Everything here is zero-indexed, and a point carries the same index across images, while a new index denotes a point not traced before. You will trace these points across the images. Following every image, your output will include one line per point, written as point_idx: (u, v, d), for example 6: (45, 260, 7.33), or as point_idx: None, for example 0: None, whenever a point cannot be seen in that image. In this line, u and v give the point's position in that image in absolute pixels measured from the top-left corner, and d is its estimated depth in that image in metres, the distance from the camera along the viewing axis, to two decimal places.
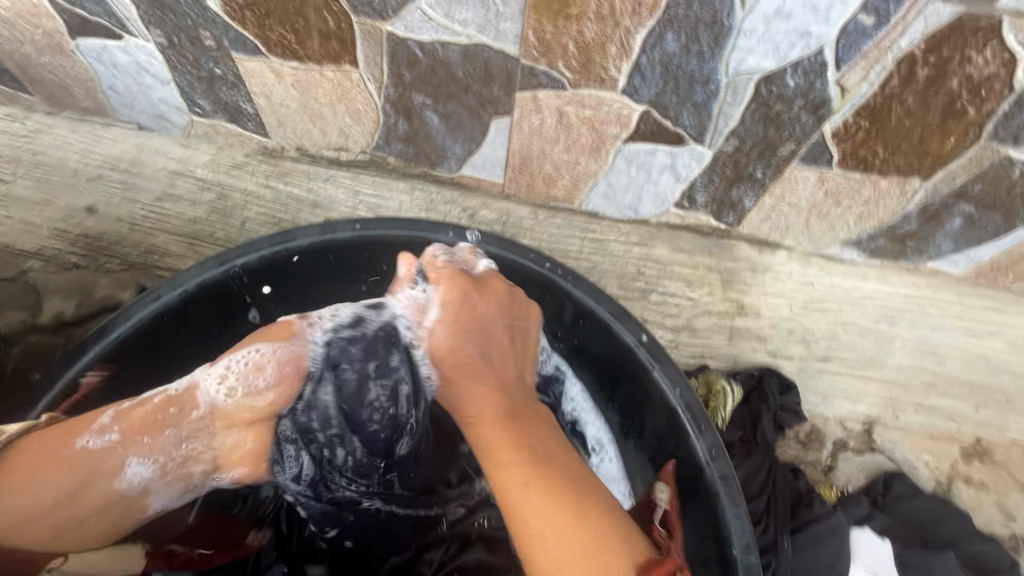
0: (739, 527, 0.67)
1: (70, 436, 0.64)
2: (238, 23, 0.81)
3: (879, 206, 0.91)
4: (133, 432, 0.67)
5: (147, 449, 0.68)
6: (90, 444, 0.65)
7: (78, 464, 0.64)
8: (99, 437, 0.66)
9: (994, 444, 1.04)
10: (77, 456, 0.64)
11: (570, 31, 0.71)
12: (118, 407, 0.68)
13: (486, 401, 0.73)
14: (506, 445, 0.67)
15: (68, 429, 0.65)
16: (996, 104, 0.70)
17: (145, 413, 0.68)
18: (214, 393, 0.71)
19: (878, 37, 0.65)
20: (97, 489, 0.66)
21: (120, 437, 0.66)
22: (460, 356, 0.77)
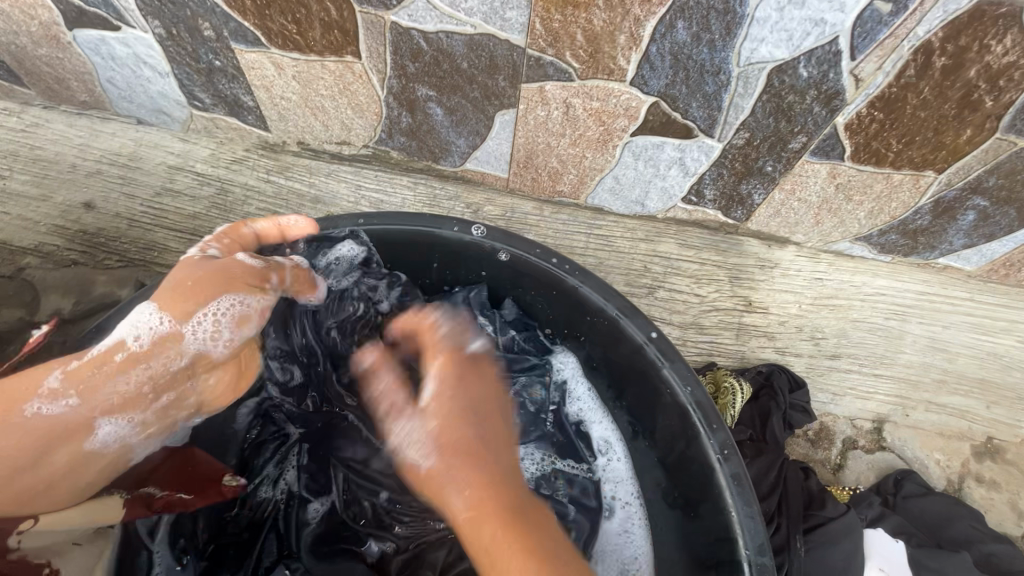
0: (752, 528, 0.66)
1: (21, 403, 0.58)
2: (238, 13, 0.80)
3: (891, 200, 0.89)
4: (94, 392, 0.60)
5: (115, 404, 0.60)
6: (43, 411, 0.58)
7: (32, 431, 0.58)
8: (53, 403, 0.59)
9: (1006, 443, 1.03)
10: (33, 423, 0.58)
11: (578, 20, 0.70)
12: (65, 367, 0.61)
13: (484, 504, 0.63)
14: (507, 534, 0.60)
15: (16, 398, 0.59)
16: (1015, 95, 0.68)
17: (99, 371, 0.60)
18: (202, 337, 0.63)
19: (895, 25, 0.63)
20: (66, 446, 0.59)
21: (79, 400, 0.59)
22: (456, 435, 0.68)
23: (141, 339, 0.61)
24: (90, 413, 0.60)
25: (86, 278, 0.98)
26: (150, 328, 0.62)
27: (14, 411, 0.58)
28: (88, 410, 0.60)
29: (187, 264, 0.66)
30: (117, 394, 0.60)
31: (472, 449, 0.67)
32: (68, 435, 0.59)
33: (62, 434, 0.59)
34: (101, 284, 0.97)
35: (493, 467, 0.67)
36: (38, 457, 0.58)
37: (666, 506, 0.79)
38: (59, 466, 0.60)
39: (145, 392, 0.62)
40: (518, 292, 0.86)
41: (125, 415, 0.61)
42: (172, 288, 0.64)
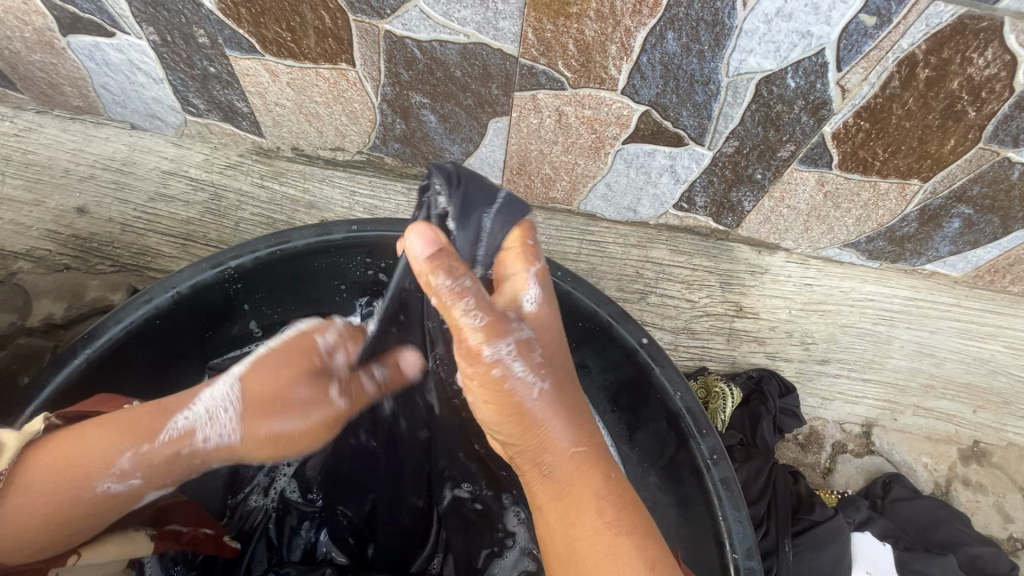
0: (741, 533, 0.66)
1: (88, 479, 0.58)
2: (233, 21, 0.80)
3: (878, 208, 0.91)
4: (157, 477, 0.61)
5: (168, 482, 0.63)
6: (112, 489, 0.59)
7: (94, 509, 0.59)
8: (120, 482, 0.59)
9: (991, 446, 1.04)
10: (103, 498, 0.59)
11: (570, 30, 0.70)
12: (136, 450, 0.59)
13: (589, 459, 0.61)
14: (587, 480, 0.60)
15: (81, 470, 0.57)
16: (995, 106, 0.69)
17: (172, 457, 0.61)
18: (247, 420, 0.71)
19: (880, 38, 0.64)
20: (116, 511, 0.61)
21: (143, 480, 0.60)
22: (555, 374, 0.65)
23: (213, 441, 0.62)
24: (145, 488, 0.61)
25: (78, 283, 0.97)
26: (227, 432, 0.62)
27: (85, 487, 0.58)
28: (144, 485, 0.61)
29: (308, 354, 0.67)
30: (171, 478, 0.62)
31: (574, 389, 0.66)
32: (121, 504, 0.61)
33: (119, 504, 0.60)
34: (93, 288, 0.97)
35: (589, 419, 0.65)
36: (92, 520, 0.60)
37: (659, 513, 0.79)
38: (107, 523, 0.62)
39: (188, 475, 0.64)
40: None
41: (168, 489, 0.64)
42: (258, 396, 0.63)
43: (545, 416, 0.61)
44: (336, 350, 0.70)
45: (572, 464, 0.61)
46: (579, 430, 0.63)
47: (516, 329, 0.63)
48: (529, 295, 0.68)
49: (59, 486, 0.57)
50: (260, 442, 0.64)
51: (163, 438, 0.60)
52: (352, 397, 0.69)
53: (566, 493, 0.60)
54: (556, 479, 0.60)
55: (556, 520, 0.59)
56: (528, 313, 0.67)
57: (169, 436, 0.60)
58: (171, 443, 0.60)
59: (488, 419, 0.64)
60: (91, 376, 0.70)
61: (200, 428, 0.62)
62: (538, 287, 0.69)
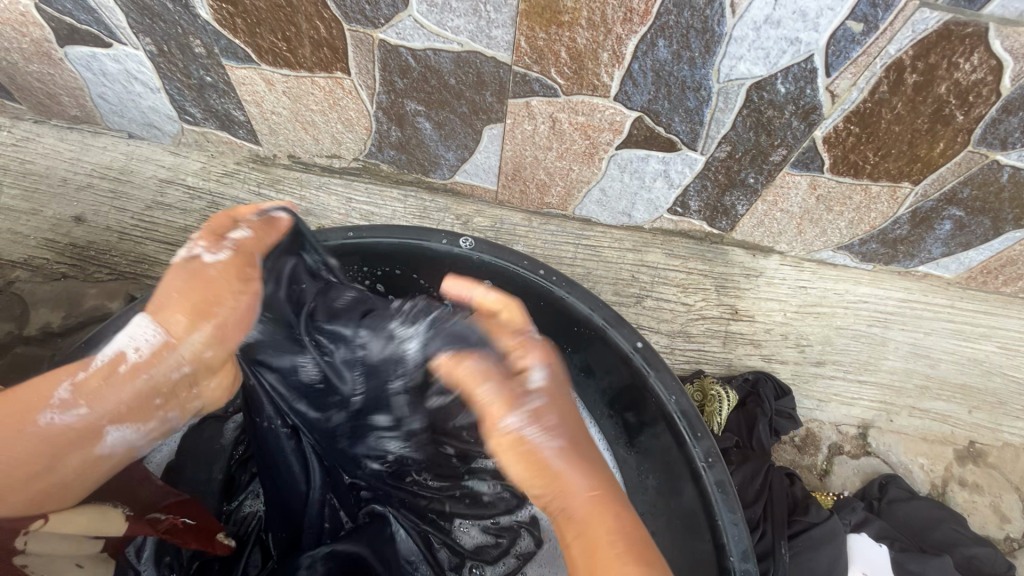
0: (737, 535, 0.67)
1: (33, 411, 0.54)
2: (229, 31, 0.81)
3: (870, 211, 0.91)
4: (105, 402, 0.56)
5: (125, 412, 0.57)
6: (56, 420, 0.54)
7: (45, 443, 0.54)
8: (64, 413, 0.54)
9: (987, 447, 1.05)
10: (46, 435, 0.54)
11: (562, 38, 0.71)
12: (74, 379, 0.56)
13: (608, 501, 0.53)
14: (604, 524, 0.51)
15: (25, 404, 0.54)
16: (983, 110, 0.70)
17: (110, 380, 0.56)
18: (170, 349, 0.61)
19: (867, 44, 0.65)
20: (78, 451, 0.55)
21: (90, 409, 0.55)
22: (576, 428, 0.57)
23: (146, 352, 0.57)
24: (100, 421, 0.56)
25: (75, 292, 0.96)
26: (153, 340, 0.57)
27: (27, 420, 0.53)
28: (99, 418, 0.56)
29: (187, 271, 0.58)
30: (130, 402, 0.57)
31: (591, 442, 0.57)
32: (78, 441, 0.55)
33: (75, 439, 0.55)
34: (90, 297, 0.96)
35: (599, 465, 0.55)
36: (51, 464, 0.54)
37: (657, 516, 0.80)
38: (66, 467, 0.55)
39: (153, 401, 0.58)
40: None
41: (134, 422, 0.58)
42: (168, 292, 0.58)
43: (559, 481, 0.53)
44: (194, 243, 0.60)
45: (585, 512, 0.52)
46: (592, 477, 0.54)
47: (530, 397, 0.55)
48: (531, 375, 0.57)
49: (9, 439, 0.53)
50: (195, 337, 0.58)
51: (96, 365, 0.56)
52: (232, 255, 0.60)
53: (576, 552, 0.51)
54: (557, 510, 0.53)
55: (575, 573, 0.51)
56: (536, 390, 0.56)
57: (99, 361, 0.56)
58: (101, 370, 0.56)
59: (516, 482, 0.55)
60: None
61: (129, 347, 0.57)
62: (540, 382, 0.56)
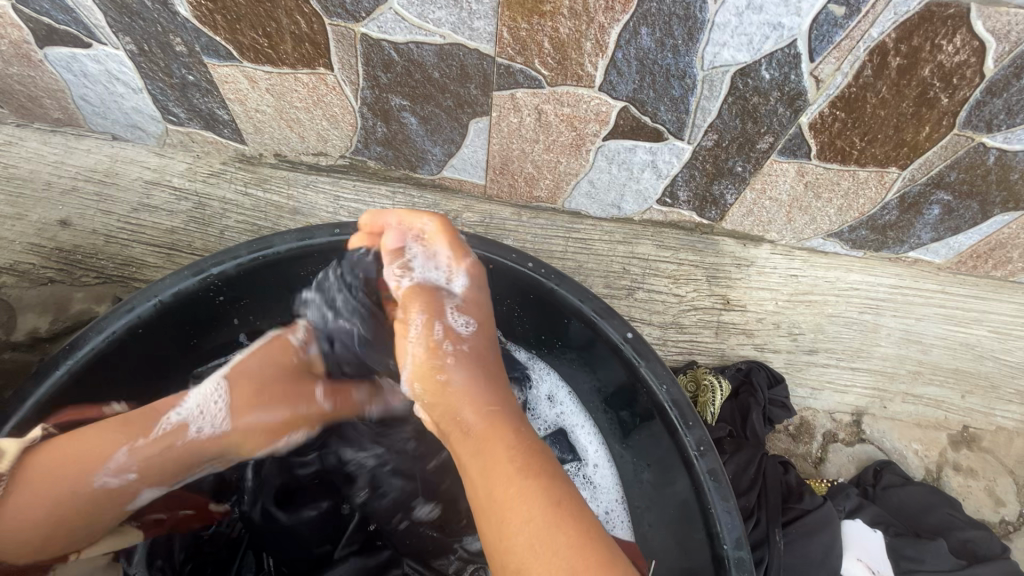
0: (729, 524, 0.66)
1: (89, 474, 0.63)
2: (209, 28, 0.80)
3: (859, 197, 0.91)
4: (155, 471, 0.67)
5: (160, 480, 0.68)
6: (107, 482, 0.64)
7: (94, 501, 0.64)
8: (114, 476, 0.64)
9: (981, 431, 1.05)
10: (99, 491, 0.64)
11: (544, 28, 0.71)
12: (131, 445, 0.65)
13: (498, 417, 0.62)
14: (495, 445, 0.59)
15: (84, 463, 0.62)
16: (967, 92, 0.70)
17: (165, 451, 0.67)
18: (205, 419, 0.69)
19: (850, 27, 0.65)
20: (111, 507, 0.66)
21: (138, 476, 0.65)
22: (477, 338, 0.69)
23: (203, 433, 0.69)
24: (138, 485, 0.66)
25: (62, 296, 0.97)
26: (215, 424, 0.69)
27: (81, 483, 0.62)
28: (140, 483, 0.66)
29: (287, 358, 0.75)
30: (180, 468, 0.69)
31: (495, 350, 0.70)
32: (115, 499, 0.65)
33: (113, 497, 0.65)
34: (77, 301, 0.97)
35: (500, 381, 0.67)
36: (88, 515, 0.65)
37: (651, 509, 0.81)
38: (101, 520, 0.67)
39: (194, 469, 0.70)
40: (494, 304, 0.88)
41: (165, 486, 0.69)
42: (251, 390, 0.71)
43: (451, 390, 0.64)
44: (308, 344, 0.78)
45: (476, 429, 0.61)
46: (489, 394, 0.64)
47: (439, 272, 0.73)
48: (464, 320, 0.70)
49: (63, 488, 0.61)
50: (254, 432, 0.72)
51: (157, 432, 0.67)
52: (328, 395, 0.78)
53: (482, 502, 0.56)
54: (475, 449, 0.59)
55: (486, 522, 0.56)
56: (460, 293, 0.71)
57: (162, 430, 0.67)
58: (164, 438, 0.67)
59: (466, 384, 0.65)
60: (75, 385, 0.70)
61: (192, 422, 0.68)
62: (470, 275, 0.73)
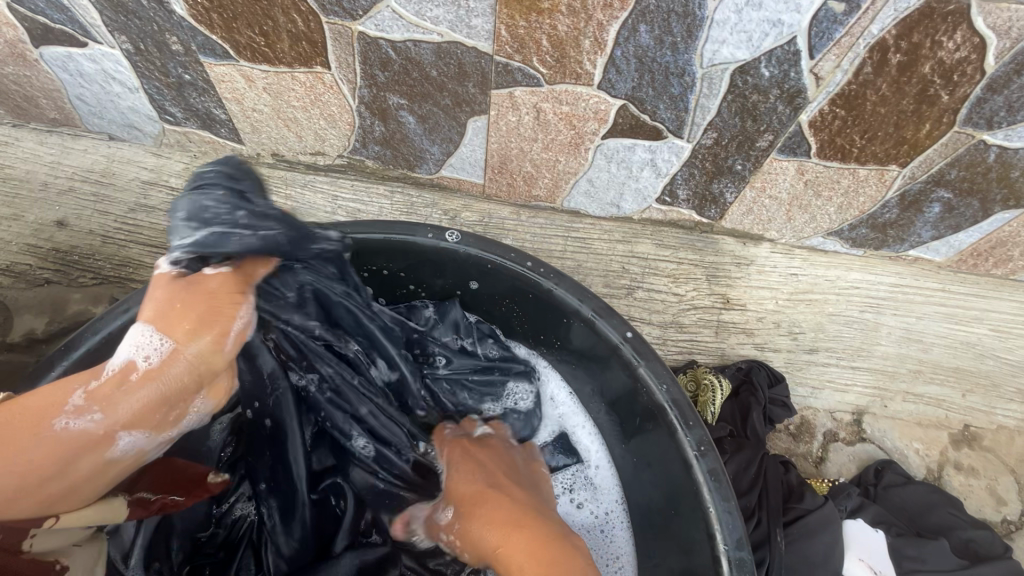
0: (730, 524, 0.66)
1: (45, 418, 0.54)
2: (205, 28, 0.80)
3: (859, 195, 0.91)
4: (120, 403, 0.57)
5: (134, 417, 0.57)
6: (72, 425, 0.54)
7: (59, 450, 0.53)
8: (80, 416, 0.55)
9: (982, 430, 1.05)
10: (62, 439, 0.54)
11: (542, 25, 0.70)
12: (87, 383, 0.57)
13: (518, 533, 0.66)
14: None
15: (37, 413, 0.54)
16: (968, 89, 0.70)
17: (120, 386, 0.57)
18: (143, 346, 0.59)
19: (850, 24, 0.65)
20: (90, 455, 0.55)
21: (105, 412, 0.56)
22: (472, 496, 0.73)
23: (153, 359, 0.59)
24: (113, 425, 0.56)
25: (59, 296, 0.97)
26: (158, 346, 0.59)
27: (39, 430, 0.53)
28: (111, 423, 0.56)
29: (176, 281, 0.62)
30: (151, 397, 0.58)
31: (490, 493, 0.73)
32: (90, 445, 0.55)
33: (87, 445, 0.55)
34: (74, 301, 0.97)
35: (503, 510, 0.70)
36: (64, 468, 0.54)
37: (653, 510, 0.80)
38: (79, 477, 0.56)
39: (164, 403, 0.59)
40: (494, 304, 0.88)
41: (144, 427, 0.58)
42: (167, 309, 0.60)
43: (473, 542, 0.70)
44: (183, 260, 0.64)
45: (502, 565, 0.66)
46: (493, 530, 0.68)
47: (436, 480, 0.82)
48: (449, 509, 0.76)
49: (23, 443, 0.52)
50: (202, 338, 0.61)
51: (109, 371, 0.58)
52: (234, 274, 0.65)
53: None
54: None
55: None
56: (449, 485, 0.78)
57: (111, 369, 0.58)
58: (113, 377, 0.57)
59: (477, 534, 0.69)
60: None
61: (137, 354, 0.59)
62: (448, 434, 0.85)
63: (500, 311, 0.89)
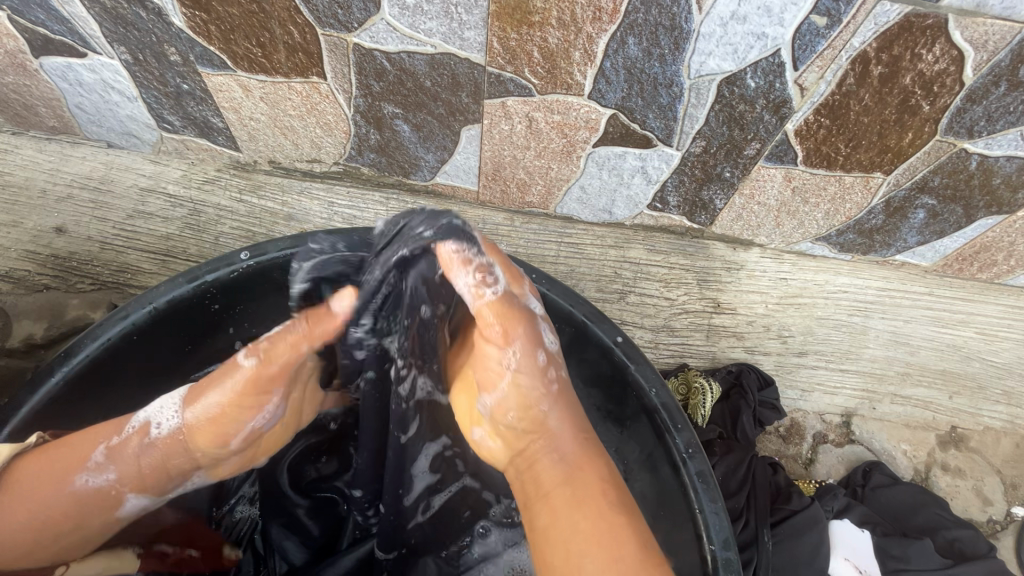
0: (717, 524, 0.68)
1: (69, 473, 0.61)
2: (203, 39, 0.81)
3: (846, 202, 0.93)
4: (133, 469, 0.63)
5: (142, 482, 0.64)
6: (91, 483, 0.62)
7: (77, 504, 0.62)
8: (97, 475, 0.62)
9: (968, 431, 1.07)
10: (79, 495, 0.62)
11: (533, 38, 0.72)
12: (110, 442, 0.64)
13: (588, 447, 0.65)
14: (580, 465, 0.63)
15: (64, 462, 0.62)
16: (948, 99, 0.72)
17: (137, 449, 0.64)
18: (166, 417, 0.65)
19: (832, 37, 0.66)
20: (101, 513, 0.63)
21: (118, 477, 0.63)
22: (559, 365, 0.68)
23: (166, 428, 0.64)
24: (122, 488, 0.64)
25: (58, 302, 0.95)
26: (175, 418, 0.65)
27: (63, 483, 0.61)
28: (122, 484, 0.63)
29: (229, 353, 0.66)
30: (159, 476, 0.65)
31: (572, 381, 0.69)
32: (100, 503, 0.63)
33: (98, 501, 0.63)
34: (73, 308, 0.96)
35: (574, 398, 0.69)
36: (79, 520, 0.63)
37: None
38: (88, 527, 0.64)
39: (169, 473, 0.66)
40: None
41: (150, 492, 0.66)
42: (200, 381, 0.66)
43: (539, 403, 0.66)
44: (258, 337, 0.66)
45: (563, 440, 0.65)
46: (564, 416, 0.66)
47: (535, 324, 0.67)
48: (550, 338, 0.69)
49: (50, 491, 0.61)
50: (206, 422, 0.64)
51: (128, 432, 0.65)
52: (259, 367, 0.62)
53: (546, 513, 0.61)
54: (519, 464, 0.66)
55: (535, 530, 0.61)
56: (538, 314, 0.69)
57: (132, 429, 0.64)
58: (133, 437, 0.64)
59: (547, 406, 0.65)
60: (70, 393, 0.71)
61: (156, 419, 0.65)
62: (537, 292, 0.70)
63: None
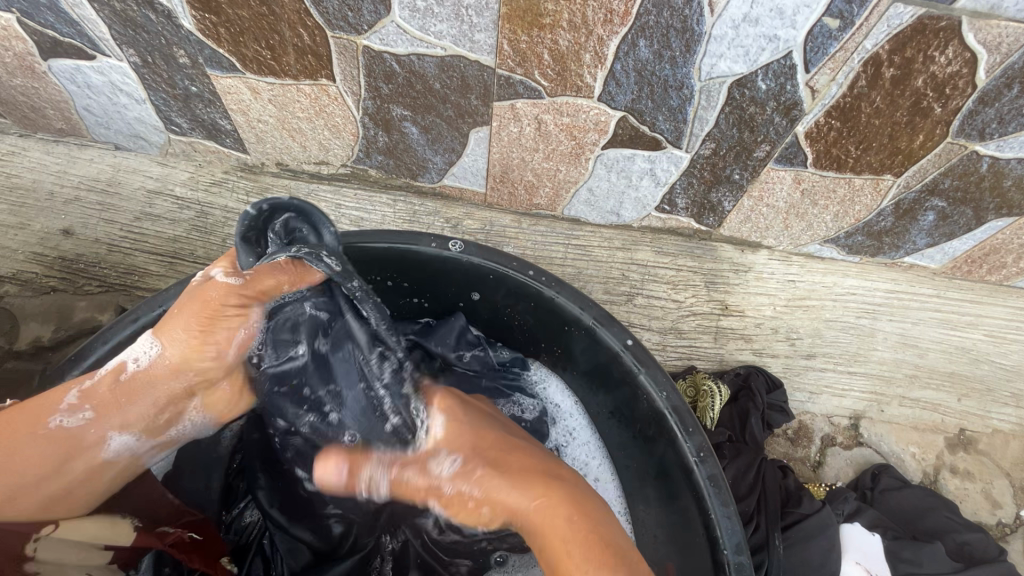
0: (730, 529, 0.67)
1: (43, 416, 0.64)
2: (212, 41, 0.81)
3: (855, 204, 0.92)
4: (108, 405, 0.66)
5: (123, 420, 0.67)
6: (64, 423, 0.65)
7: (59, 441, 0.65)
8: (72, 416, 0.65)
9: (977, 434, 1.06)
10: (55, 435, 0.64)
11: (544, 40, 0.72)
12: (81, 385, 0.67)
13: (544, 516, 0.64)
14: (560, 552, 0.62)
15: (39, 408, 0.64)
16: (960, 101, 0.71)
17: (112, 388, 0.66)
18: (143, 355, 0.67)
19: (845, 39, 0.66)
20: (81, 457, 0.66)
21: (93, 413, 0.66)
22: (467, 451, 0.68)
23: (141, 361, 0.67)
24: (103, 427, 0.67)
25: (65, 305, 0.95)
26: (148, 353, 0.67)
27: (37, 424, 0.64)
28: (99, 423, 0.66)
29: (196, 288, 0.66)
30: (142, 411, 0.68)
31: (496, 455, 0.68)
32: (75, 444, 0.65)
33: (73, 444, 0.65)
34: (80, 309, 0.95)
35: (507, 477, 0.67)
36: (59, 466, 0.65)
37: (658, 519, 0.80)
38: (71, 472, 0.66)
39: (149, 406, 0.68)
40: (502, 316, 0.89)
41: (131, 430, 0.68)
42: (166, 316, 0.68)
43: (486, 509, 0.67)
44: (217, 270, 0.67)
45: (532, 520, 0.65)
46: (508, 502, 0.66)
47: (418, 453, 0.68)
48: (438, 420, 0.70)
49: (25, 437, 0.63)
50: (181, 350, 0.66)
51: (101, 373, 0.67)
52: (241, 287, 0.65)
53: None
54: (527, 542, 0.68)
55: None
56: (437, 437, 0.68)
57: (104, 371, 0.67)
58: (106, 379, 0.66)
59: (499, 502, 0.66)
60: None
61: (130, 359, 0.67)
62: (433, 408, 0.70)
63: (501, 319, 0.90)
